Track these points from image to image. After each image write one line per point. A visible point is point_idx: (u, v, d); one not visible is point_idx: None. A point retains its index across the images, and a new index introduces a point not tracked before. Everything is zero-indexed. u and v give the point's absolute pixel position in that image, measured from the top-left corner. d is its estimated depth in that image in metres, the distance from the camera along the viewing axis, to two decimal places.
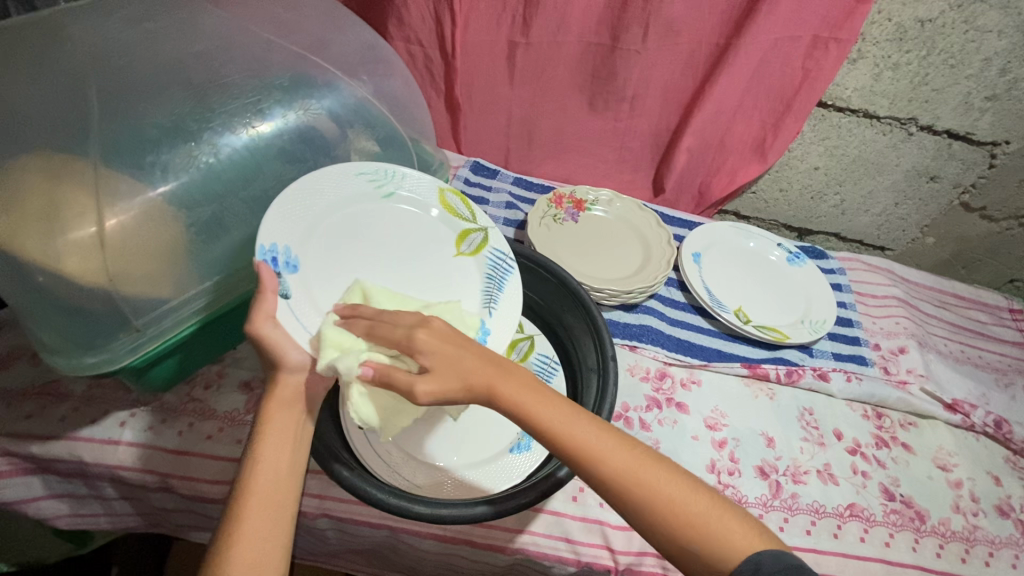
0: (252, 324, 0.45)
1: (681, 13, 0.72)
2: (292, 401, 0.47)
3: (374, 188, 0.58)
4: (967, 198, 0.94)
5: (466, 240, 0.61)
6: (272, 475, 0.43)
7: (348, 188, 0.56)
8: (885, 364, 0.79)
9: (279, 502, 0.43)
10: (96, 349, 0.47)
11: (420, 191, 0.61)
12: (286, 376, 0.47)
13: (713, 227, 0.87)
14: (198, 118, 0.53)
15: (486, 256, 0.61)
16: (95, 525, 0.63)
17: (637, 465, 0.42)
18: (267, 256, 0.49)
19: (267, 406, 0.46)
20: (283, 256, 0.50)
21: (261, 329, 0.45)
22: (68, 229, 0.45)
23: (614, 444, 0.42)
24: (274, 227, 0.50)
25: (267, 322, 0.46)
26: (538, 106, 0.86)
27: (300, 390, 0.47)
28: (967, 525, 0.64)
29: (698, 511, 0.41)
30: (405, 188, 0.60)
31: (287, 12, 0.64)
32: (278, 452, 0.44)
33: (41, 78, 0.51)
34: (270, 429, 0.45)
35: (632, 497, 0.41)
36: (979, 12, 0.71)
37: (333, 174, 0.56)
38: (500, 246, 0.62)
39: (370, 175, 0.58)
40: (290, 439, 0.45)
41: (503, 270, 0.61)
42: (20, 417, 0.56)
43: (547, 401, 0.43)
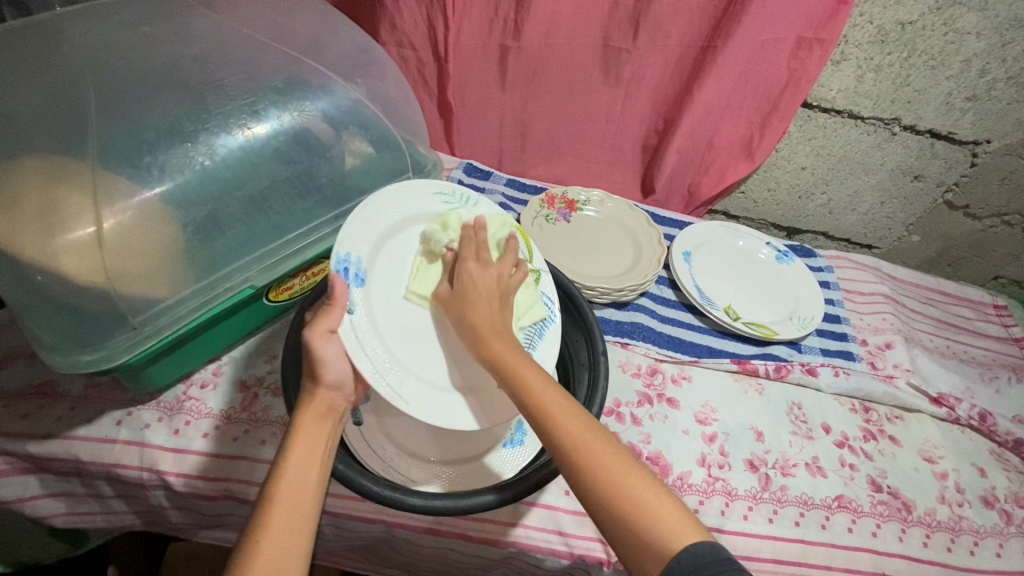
0: (312, 334, 0.46)
1: (669, 16, 0.74)
2: (324, 415, 0.48)
3: (444, 209, 0.60)
4: (951, 196, 0.96)
5: None
6: (300, 484, 0.43)
7: (422, 203, 0.59)
8: (873, 360, 0.80)
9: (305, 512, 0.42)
10: (94, 347, 0.48)
11: (483, 216, 0.62)
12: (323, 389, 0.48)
13: (703, 226, 0.89)
14: (194, 119, 0.54)
15: (539, 298, 0.60)
16: (91, 524, 0.64)
17: (587, 436, 0.43)
18: (340, 266, 0.50)
19: (301, 416, 0.46)
20: (354, 267, 0.51)
21: (317, 342, 0.46)
22: (65, 229, 0.46)
23: (574, 412, 0.45)
24: (355, 237, 0.52)
25: (325, 337, 0.47)
26: (529, 109, 0.88)
27: (331, 406, 0.48)
28: (952, 516, 0.66)
29: (641, 491, 0.41)
30: (474, 215, 0.62)
31: (281, 16, 0.65)
32: (307, 462, 0.44)
33: (40, 81, 0.51)
34: (302, 438, 0.45)
35: (583, 464, 0.42)
36: (958, 15, 0.73)
37: (414, 187, 0.59)
38: (550, 291, 0.62)
39: (444, 195, 0.61)
40: (320, 450, 0.45)
41: (547, 319, 0.60)
42: (18, 416, 0.57)
43: (523, 359, 0.48)
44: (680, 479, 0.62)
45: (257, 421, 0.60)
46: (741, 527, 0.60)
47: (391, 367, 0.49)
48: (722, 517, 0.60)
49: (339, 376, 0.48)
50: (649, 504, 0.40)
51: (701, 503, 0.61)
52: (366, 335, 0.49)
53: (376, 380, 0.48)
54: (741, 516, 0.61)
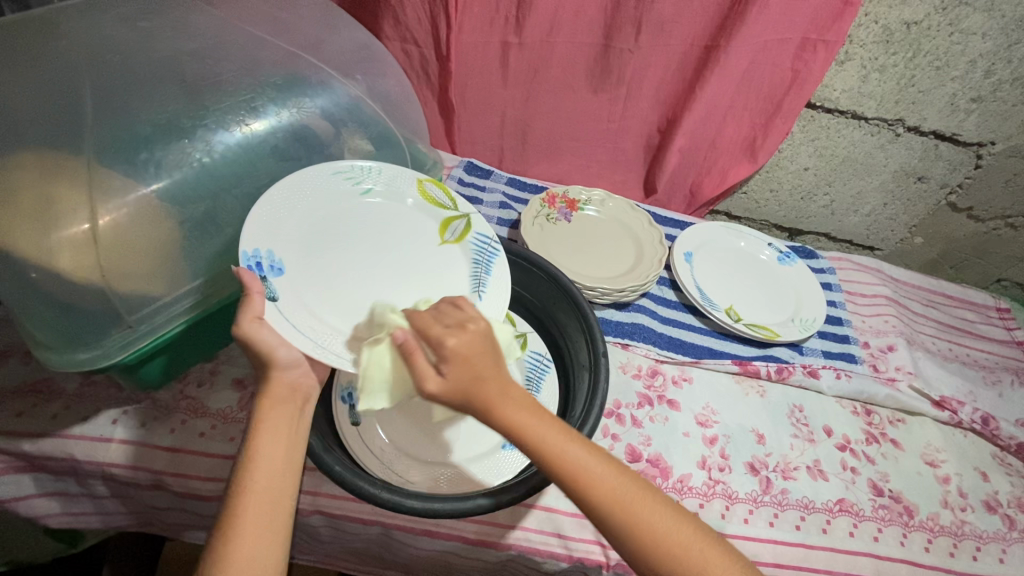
0: (240, 328, 0.44)
1: (672, 15, 0.73)
2: (286, 400, 0.46)
3: (349, 185, 0.58)
4: (954, 198, 0.95)
5: (449, 228, 0.60)
6: (270, 477, 0.43)
7: (325, 186, 0.56)
8: (875, 362, 0.79)
9: (276, 504, 0.42)
10: (89, 345, 0.47)
11: (396, 184, 0.60)
12: (279, 375, 0.46)
13: (705, 226, 0.88)
14: (192, 115, 0.53)
15: (470, 242, 0.59)
16: (87, 523, 0.63)
17: (622, 492, 0.41)
18: (251, 261, 0.48)
19: (260, 408, 0.45)
20: (268, 259, 0.49)
21: (248, 330, 0.44)
22: (61, 226, 0.45)
23: (606, 469, 0.41)
24: (259, 230, 0.50)
25: (254, 322, 0.45)
26: (531, 107, 0.87)
27: (293, 386, 0.47)
28: (954, 521, 0.65)
29: (683, 540, 0.41)
30: (384, 182, 0.60)
31: (281, 12, 0.65)
32: (273, 453, 0.44)
33: (36, 76, 0.51)
34: (266, 429, 0.44)
35: (628, 528, 0.40)
36: (964, 15, 0.72)
37: (312, 174, 0.55)
38: (486, 230, 0.60)
39: (345, 173, 0.58)
40: (285, 440, 0.45)
41: (489, 254, 0.59)
42: (12, 414, 0.56)
43: (539, 417, 0.41)
44: (680, 481, 0.62)
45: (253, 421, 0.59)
46: (741, 531, 0.59)
47: (329, 336, 0.49)
48: (722, 520, 0.60)
49: (290, 355, 0.46)
50: (688, 547, 0.41)
51: (702, 506, 0.60)
52: (297, 317, 0.49)
53: (316, 349, 0.47)
54: (742, 520, 0.60)
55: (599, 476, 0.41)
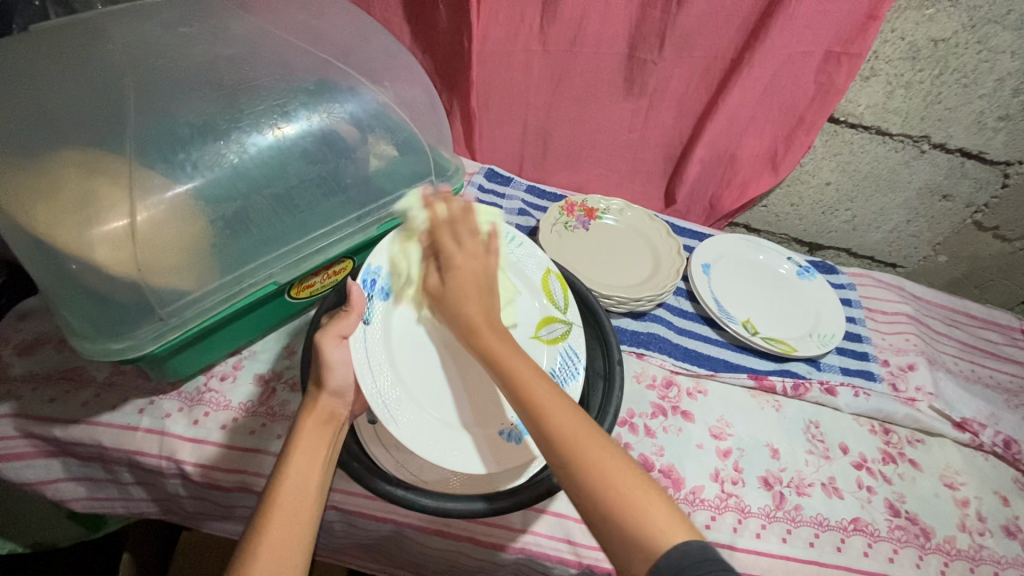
0: (323, 336, 0.51)
1: (696, 28, 0.74)
2: (325, 421, 0.50)
3: None
4: (980, 217, 0.94)
5: (547, 327, 0.61)
6: (298, 492, 0.45)
7: None
8: (895, 381, 0.78)
9: (302, 516, 0.44)
10: (121, 337, 0.49)
11: (526, 264, 0.64)
12: (324, 397, 0.50)
13: (724, 238, 0.88)
14: (227, 118, 0.55)
15: (561, 350, 0.59)
16: (110, 509, 0.65)
17: (581, 435, 0.43)
18: (367, 277, 0.56)
19: (303, 420, 0.49)
20: (381, 281, 0.57)
21: (325, 343, 0.51)
22: (101, 221, 0.47)
23: (574, 418, 0.45)
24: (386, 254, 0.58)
25: (334, 339, 0.51)
26: (552, 116, 0.88)
27: (332, 413, 0.51)
28: (972, 545, 0.64)
29: (631, 490, 0.41)
30: (516, 257, 0.64)
31: (314, 20, 0.67)
32: (307, 468, 0.47)
33: (83, 76, 0.53)
34: (303, 443, 0.48)
35: (568, 455, 0.42)
36: (992, 33, 0.72)
37: None
38: (578, 346, 0.59)
39: (491, 233, 0.64)
40: (320, 454, 0.48)
41: (570, 372, 0.58)
42: (45, 400, 0.59)
43: (519, 359, 0.48)
44: (692, 493, 0.62)
45: (273, 415, 0.61)
46: (752, 545, 0.59)
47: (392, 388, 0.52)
48: (734, 534, 0.59)
49: (341, 383, 0.51)
50: (638, 500, 0.41)
51: (713, 519, 0.60)
52: (375, 342, 0.54)
53: (374, 396, 0.49)
54: (753, 534, 0.60)
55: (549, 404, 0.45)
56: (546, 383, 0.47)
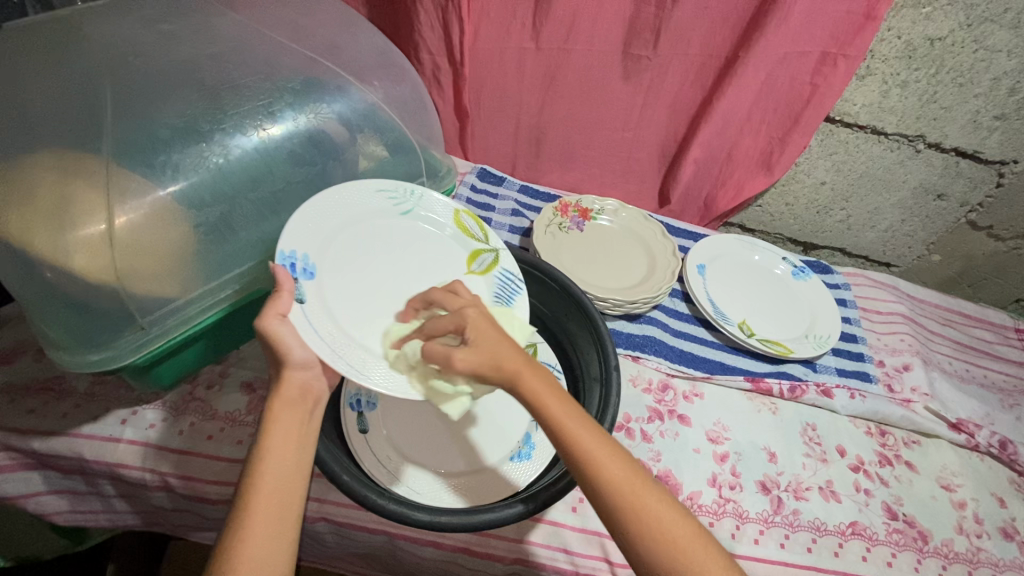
0: (261, 321, 0.44)
1: (691, 25, 0.72)
2: (295, 401, 0.45)
3: (391, 205, 0.59)
4: (974, 216, 0.94)
5: (477, 260, 0.59)
6: (278, 477, 0.42)
7: (370, 201, 0.57)
8: (890, 382, 0.78)
9: (283, 506, 0.41)
10: (100, 347, 0.47)
11: (436, 212, 0.61)
12: (290, 374, 0.46)
13: (719, 238, 0.88)
14: (210, 119, 0.53)
15: (496, 274, 0.58)
16: (93, 522, 0.63)
17: (634, 483, 0.41)
18: (286, 261, 0.48)
19: (272, 404, 0.44)
20: (302, 263, 0.49)
21: (270, 326, 0.44)
22: (78, 226, 0.45)
23: (626, 465, 0.42)
24: (299, 233, 0.50)
25: (278, 319, 0.45)
26: (546, 115, 0.87)
27: (303, 389, 0.46)
28: (970, 547, 0.64)
29: (684, 538, 0.41)
30: (424, 207, 0.61)
31: (300, 17, 0.65)
32: (284, 451, 0.43)
33: (59, 75, 0.51)
34: (275, 430, 0.43)
35: (623, 509, 0.40)
36: (989, 32, 0.71)
37: (356, 189, 0.56)
38: (510, 267, 0.59)
39: (389, 193, 0.59)
40: (295, 441, 0.44)
41: (513, 288, 0.57)
42: (23, 412, 0.57)
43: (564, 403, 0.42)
44: (690, 499, 0.61)
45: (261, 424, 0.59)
46: (751, 552, 0.58)
47: (350, 348, 0.48)
48: (733, 540, 0.59)
49: (305, 356, 0.46)
50: (693, 551, 0.40)
51: (711, 525, 0.59)
52: (317, 317, 0.48)
53: (334, 359, 0.45)
54: (752, 540, 0.59)
55: (602, 455, 0.41)
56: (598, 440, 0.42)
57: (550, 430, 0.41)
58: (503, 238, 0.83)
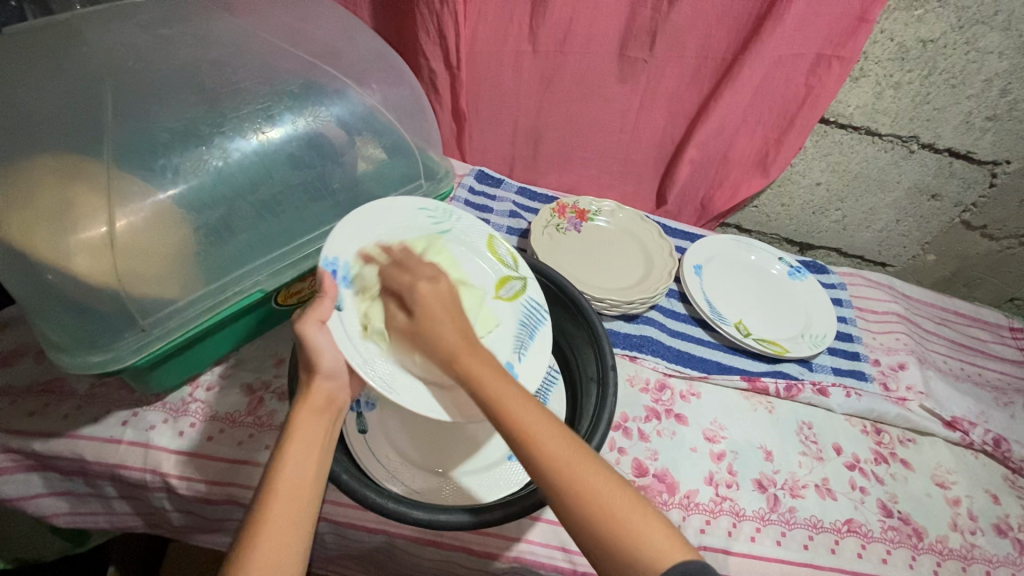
0: (302, 325, 0.46)
1: (686, 29, 0.73)
2: (321, 409, 0.47)
3: (430, 223, 0.59)
4: (968, 216, 0.95)
5: (506, 286, 0.59)
6: (298, 477, 0.42)
7: (407, 216, 0.58)
8: (885, 380, 0.79)
9: (300, 507, 0.42)
10: (102, 348, 0.48)
11: (471, 234, 0.61)
12: (320, 382, 0.47)
13: (715, 239, 0.88)
14: (209, 123, 0.54)
15: (524, 303, 0.58)
16: (93, 523, 0.63)
17: (572, 458, 0.42)
18: (329, 266, 0.50)
19: (297, 408, 0.46)
20: (344, 271, 0.51)
21: (307, 330, 0.46)
22: (78, 229, 0.45)
23: (560, 439, 0.43)
24: (346, 244, 0.52)
25: (315, 325, 0.47)
26: (544, 117, 0.87)
27: (329, 399, 0.47)
28: (964, 544, 0.64)
29: (621, 507, 0.41)
30: (459, 229, 0.61)
31: (299, 20, 0.65)
32: (306, 453, 0.44)
33: (60, 79, 0.52)
34: (298, 433, 0.44)
35: (558, 480, 0.41)
36: (981, 34, 0.72)
37: (400, 203, 0.58)
38: (538, 297, 0.59)
39: (428, 211, 0.60)
40: (316, 446, 0.45)
41: (537, 319, 0.57)
42: (24, 414, 0.57)
43: (499, 380, 0.44)
44: (687, 497, 0.61)
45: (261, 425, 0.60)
46: (748, 549, 0.59)
47: (383, 361, 0.48)
48: (729, 538, 0.59)
49: (334, 364, 0.47)
50: (632, 522, 0.41)
51: (708, 523, 0.60)
52: (354, 326, 0.49)
53: (364, 368, 0.46)
54: (749, 538, 0.59)
55: (538, 429, 0.42)
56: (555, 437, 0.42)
57: (486, 406, 0.43)
58: (501, 239, 0.83)
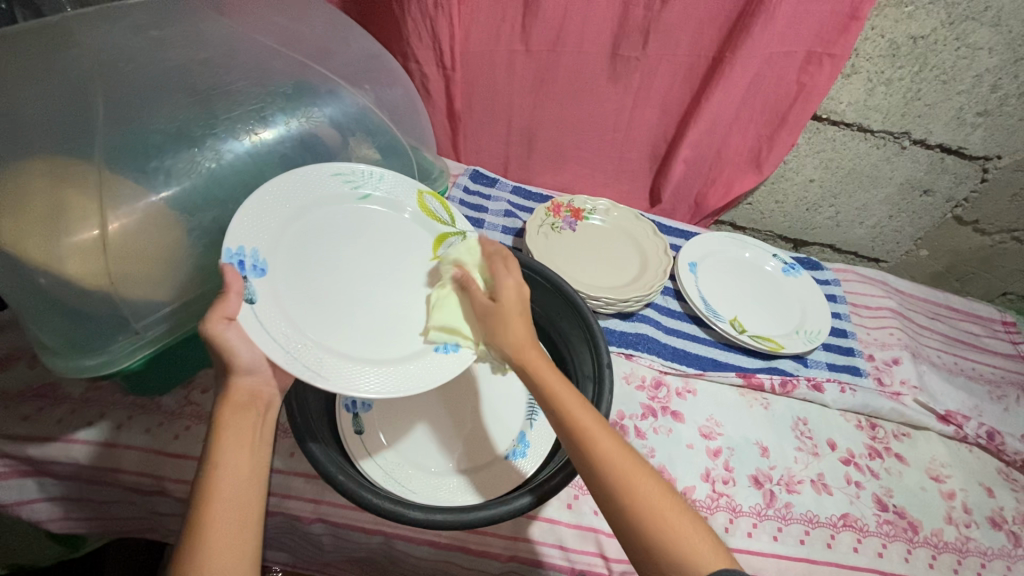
0: (208, 326, 0.43)
1: (678, 27, 0.73)
2: (246, 405, 0.46)
3: (348, 190, 0.57)
4: (960, 211, 0.95)
5: (443, 243, 0.59)
6: (233, 481, 0.42)
7: (324, 187, 0.55)
8: (879, 375, 0.79)
9: (242, 507, 0.42)
10: (96, 352, 0.48)
11: (397, 195, 0.60)
12: (239, 379, 0.46)
13: (709, 236, 0.88)
14: (201, 124, 0.53)
15: None
16: (89, 527, 0.63)
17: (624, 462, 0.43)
18: (233, 258, 0.46)
19: (222, 409, 0.44)
20: (251, 259, 0.47)
21: (216, 330, 0.43)
22: (70, 232, 0.45)
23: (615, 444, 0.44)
24: (249, 231, 0.48)
25: (223, 323, 0.43)
26: (537, 117, 0.87)
27: (253, 393, 0.46)
28: (959, 537, 0.65)
29: (670, 516, 0.42)
30: (382, 191, 0.59)
31: (291, 21, 0.65)
32: (239, 454, 0.43)
33: (51, 81, 0.51)
34: (228, 435, 0.43)
35: (609, 482, 0.42)
36: (971, 30, 0.72)
37: (310, 175, 0.54)
38: None
39: (345, 176, 0.57)
40: (249, 445, 0.44)
41: None
42: (17, 418, 0.57)
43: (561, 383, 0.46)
44: (684, 494, 0.61)
45: None
46: (745, 545, 0.59)
47: (307, 348, 0.46)
48: (726, 534, 0.59)
49: (251, 359, 0.46)
50: (678, 530, 0.41)
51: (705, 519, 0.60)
52: (272, 319, 0.46)
53: (289, 362, 0.44)
54: (745, 534, 0.60)
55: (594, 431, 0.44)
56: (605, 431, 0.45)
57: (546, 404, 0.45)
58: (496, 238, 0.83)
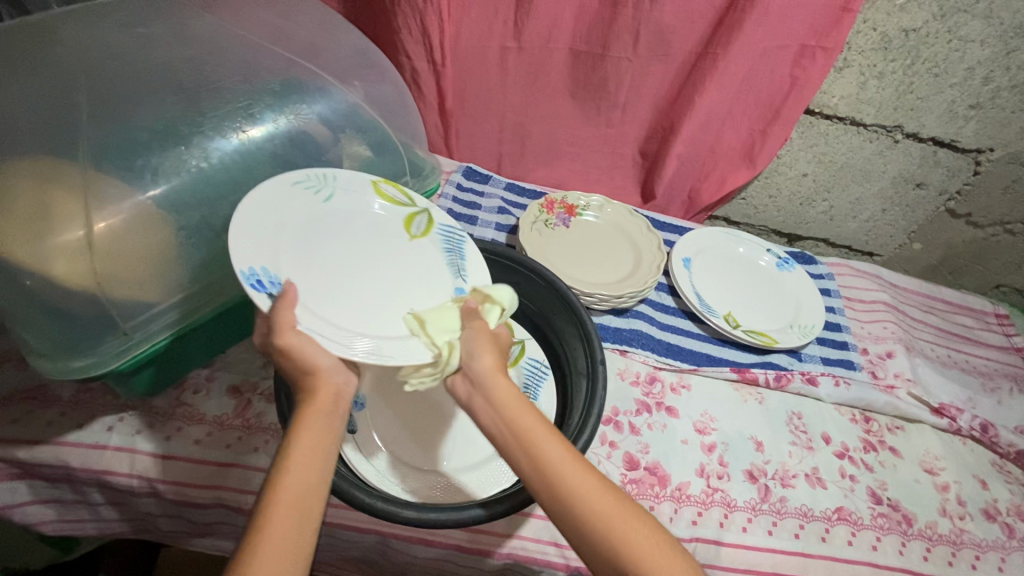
0: (281, 336, 0.42)
1: (671, 22, 0.73)
2: (329, 409, 0.42)
3: (312, 194, 0.55)
4: (953, 205, 0.95)
5: (414, 223, 0.60)
6: (301, 485, 0.38)
7: (284, 197, 0.52)
8: (874, 368, 0.79)
9: (306, 516, 0.37)
10: (83, 353, 0.47)
11: (355, 187, 0.59)
12: (327, 381, 0.42)
13: (704, 232, 0.88)
14: (189, 122, 0.53)
15: (438, 232, 0.60)
16: (81, 530, 0.63)
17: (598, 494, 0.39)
18: (251, 279, 0.43)
19: (303, 408, 0.41)
20: (264, 277, 0.45)
21: (289, 339, 0.42)
22: (55, 233, 0.45)
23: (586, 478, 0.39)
24: (248, 248, 0.46)
25: (292, 331, 0.42)
26: (530, 113, 0.87)
27: (336, 397, 0.43)
28: (953, 529, 0.65)
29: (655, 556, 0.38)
30: (341, 188, 0.57)
31: (280, 18, 0.65)
32: (312, 460, 0.39)
33: (35, 80, 0.51)
34: (305, 438, 0.40)
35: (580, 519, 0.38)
36: (962, 22, 0.72)
37: (271, 187, 0.51)
38: (447, 221, 0.62)
39: (303, 181, 0.55)
40: (324, 451, 0.40)
41: (459, 239, 0.60)
42: (7, 421, 0.56)
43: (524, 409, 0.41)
44: (679, 490, 0.61)
45: (249, 427, 0.59)
46: (740, 540, 0.59)
47: (349, 336, 0.47)
48: (721, 529, 0.59)
49: (332, 360, 0.44)
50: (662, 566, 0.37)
51: (700, 514, 0.60)
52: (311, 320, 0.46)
53: (351, 352, 0.45)
54: (740, 528, 0.60)
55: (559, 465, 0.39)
56: (580, 466, 0.40)
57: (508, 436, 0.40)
58: (490, 236, 0.83)
